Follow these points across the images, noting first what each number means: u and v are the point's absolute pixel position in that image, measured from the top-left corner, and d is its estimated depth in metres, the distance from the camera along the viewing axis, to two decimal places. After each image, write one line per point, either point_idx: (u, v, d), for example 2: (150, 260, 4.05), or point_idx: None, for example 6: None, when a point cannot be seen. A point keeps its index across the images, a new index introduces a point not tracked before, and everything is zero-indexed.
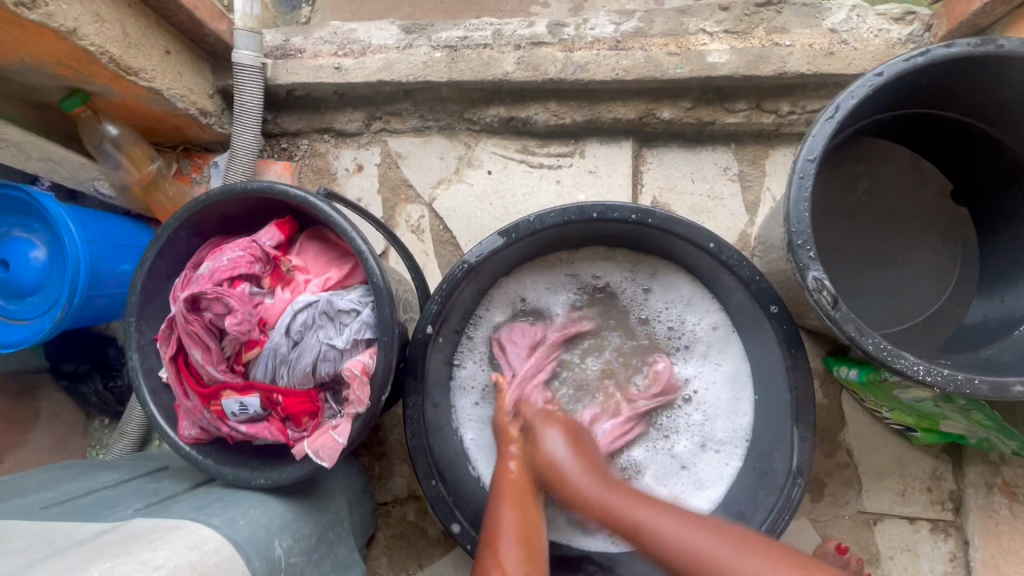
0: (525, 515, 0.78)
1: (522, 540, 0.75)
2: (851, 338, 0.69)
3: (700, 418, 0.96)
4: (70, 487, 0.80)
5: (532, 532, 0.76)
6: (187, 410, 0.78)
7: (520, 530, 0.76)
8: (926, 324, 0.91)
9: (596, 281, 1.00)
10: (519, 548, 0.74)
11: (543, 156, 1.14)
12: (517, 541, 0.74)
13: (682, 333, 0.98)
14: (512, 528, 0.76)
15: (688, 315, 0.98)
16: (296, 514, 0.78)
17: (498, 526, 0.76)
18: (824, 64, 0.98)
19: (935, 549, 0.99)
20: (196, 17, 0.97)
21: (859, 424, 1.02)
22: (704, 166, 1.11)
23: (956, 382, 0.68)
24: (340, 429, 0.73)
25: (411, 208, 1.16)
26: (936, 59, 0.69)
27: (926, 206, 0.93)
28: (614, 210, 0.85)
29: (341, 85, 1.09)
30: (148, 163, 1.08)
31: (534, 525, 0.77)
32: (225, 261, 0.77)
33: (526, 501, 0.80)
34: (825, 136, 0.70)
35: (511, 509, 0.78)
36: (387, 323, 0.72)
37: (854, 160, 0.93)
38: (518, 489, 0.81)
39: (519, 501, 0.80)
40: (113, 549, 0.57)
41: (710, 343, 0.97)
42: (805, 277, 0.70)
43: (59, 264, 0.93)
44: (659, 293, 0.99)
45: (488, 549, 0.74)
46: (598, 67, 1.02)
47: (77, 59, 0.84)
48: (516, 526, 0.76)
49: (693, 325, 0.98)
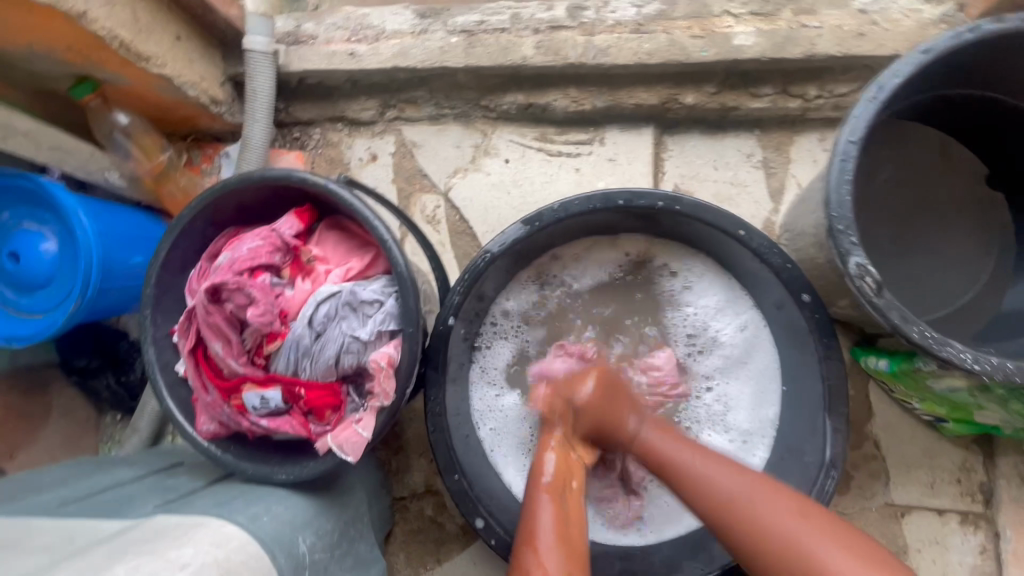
0: (565, 508, 0.74)
1: (562, 538, 0.71)
2: (895, 326, 0.66)
3: (722, 412, 0.93)
4: (87, 484, 0.78)
5: (572, 529, 0.72)
6: (206, 404, 0.76)
7: (563, 530, 0.71)
8: (962, 313, 0.89)
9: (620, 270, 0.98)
10: (559, 549, 0.69)
11: (562, 143, 1.11)
12: (557, 538, 0.70)
13: (705, 329, 0.95)
14: (554, 527, 0.71)
15: (711, 311, 0.95)
16: (319, 510, 0.76)
17: (537, 524, 0.71)
18: (854, 46, 0.95)
19: (965, 542, 0.97)
20: (207, 1, 0.94)
21: (887, 415, 1.00)
22: (727, 152, 1.08)
23: (1004, 371, 0.65)
24: (364, 423, 0.71)
25: (427, 199, 1.14)
26: (983, 35, 0.66)
27: (961, 191, 0.91)
28: (641, 197, 0.83)
29: (355, 72, 1.06)
30: (158, 152, 1.06)
31: (575, 522, 0.74)
32: (244, 251, 0.75)
33: (565, 496, 0.75)
34: (867, 116, 0.67)
35: (551, 507, 0.73)
36: (413, 313, 0.70)
37: (888, 144, 0.90)
38: (555, 484, 0.76)
39: (558, 496, 0.75)
40: (137, 547, 0.55)
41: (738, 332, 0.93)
42: (846, 264, 0.68)
43: (71, 255, 0.90)
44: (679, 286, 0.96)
45: (526, 546, 0.70)
46: (620, 51, 1.00)
47: (88, 43, 0.81)
48: (557, 526, 0.71)
49: (716, 320, 0.94)
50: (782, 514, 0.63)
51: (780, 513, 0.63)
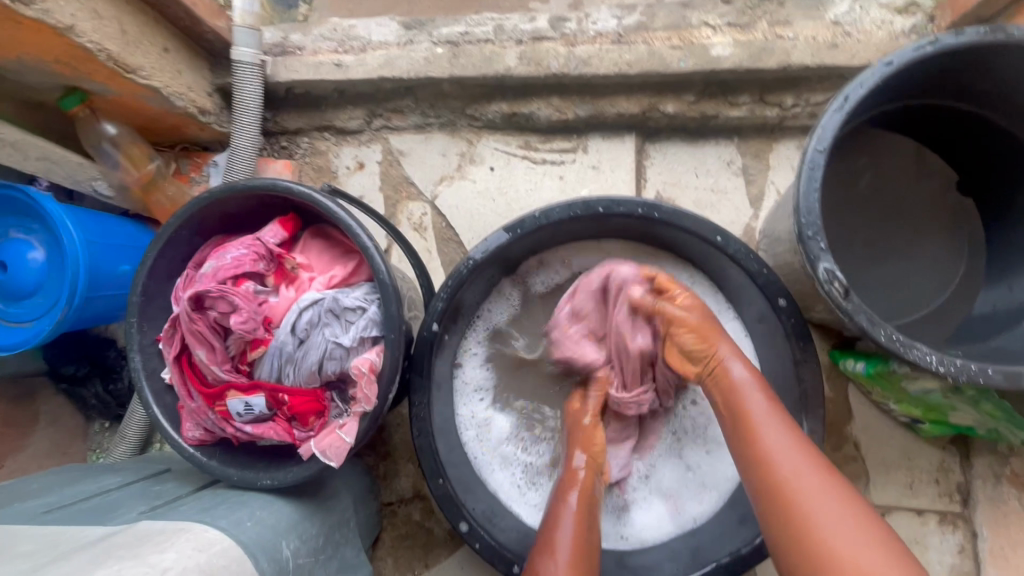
0: (584, 528, 0.77)
1: (577, 548, 0.74)
2: (863, 329, 0.68)
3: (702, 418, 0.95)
4: (73, 491, 0.79)
5: (590, 544, 0.76)
6: (191, 410, 0.77)
7: (580, 540, 0.75)
8: (934, 316, 0.91)
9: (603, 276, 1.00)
10: (576, 569, 0.71)
11: (546, 151, 1.13)
12: (575, 547, 0.74)
13: None
14: (571, 539, 0.75)
15: None
16: (303, 515, 0.77)
17: (556, 538, 0.75)
18: (828, 57, 0.97)
19: (943, 542, 0.99)
20: (194, 14, 0.96)
21: (866, 417, 1.02)
22: (708, 160, 1.10)
23: (968, 372, 0.67)
24: (347, 428, 0.72)
25: (413, 206, 1.16)
26: (943, 48, 0.69)
27: (932, 197, 0.93)
28: (620, 204, 0.84)
29: (341, 82, 1.08)
30: (147, 162, 1.06)
31: (592, 541, 0.76)
32: (229, 260, 0.76)
33: (589, 519, 0.78)
34: (834, 126, 0.69)
35: (573, 523, 0.77)
36: (394, 319, 0.72)
37: (861, 152, 0.92)
38: (580, 504, 0.80)
39: (581, 520, 0.77)
40: (119, 552, 0.56)
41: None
42: (815, 269, 0.70)
43: (58, 264, 0.91)
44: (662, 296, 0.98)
45: (539, 555, 0.74)
46: (601, 61, 1.02)
47: (76, 56, 0.83)
48: (578, 547, 0.74)
49: None
50: (828, 500, 0.62)
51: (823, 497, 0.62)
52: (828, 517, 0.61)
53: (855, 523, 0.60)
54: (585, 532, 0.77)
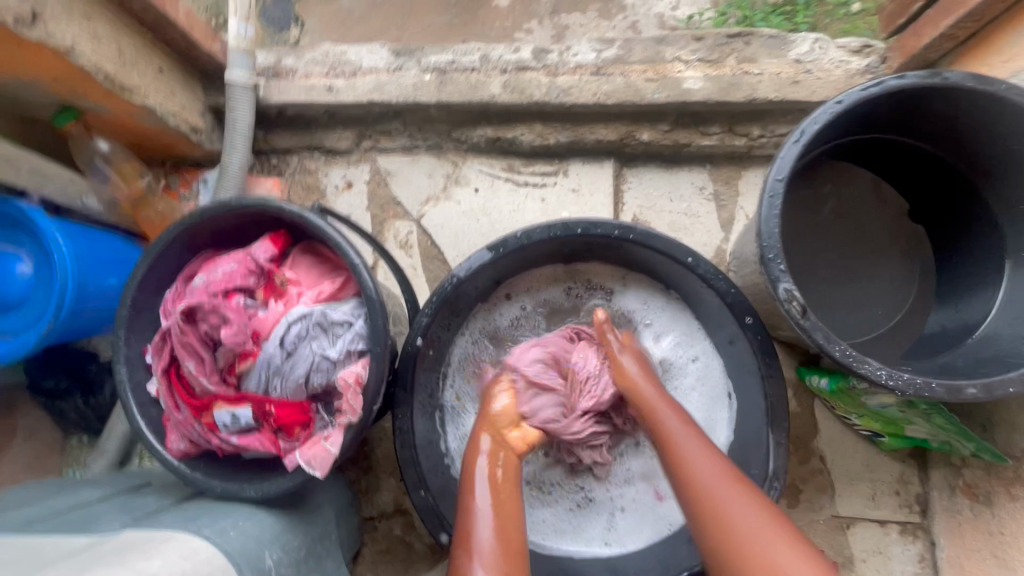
0: (501, 508, 0.76)
1: (501, 540, 0.72)
2: (820, 346, 0.73)
3: None
4: (52, 504, 0.79)
5: (512, 527, 0.74)
6: (177, 422, 0.79)
7: (501, 528, 0.73)
8: (889, 335, 0.97)
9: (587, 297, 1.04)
10: (497, 554, 0.70)
11: (529, 174, 1.18)
12: (501, 553, 0.70)
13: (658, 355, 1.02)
14: (488, 523, 0.73)
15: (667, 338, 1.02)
16: (285, 526, 0.78)
17: (475, 527, 0.73)
18: (790, 92, 1.05)
19: (904, 551, 1.03)
20: (190, 38, 0.99)
21: (831, 431, 1.07)
22: (682, 186, 1.17)
23: (915, 386, 0.72)
24: (332, 439, 0.74)
25: (400, 225, 1.19)
26: (889, 89, 0.75)
27: (887, 223, 1.00)
28: (598, 226, 0.89)
29: (332, 105, 1.12)
30: (137, 177, 1.09)
31: (515, 528, 0.74)
32: (220, 274, 0.79)
33: (505, 497, 0.77)
34: (791, 158, 0.75)
35: (484, 502, 0.76)
36: (380, 334, 0.74)
37: (821, 181, 0.99)
38: (505, 481, 0.80)
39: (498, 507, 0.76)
40: (105, 559, 0.57)
41: (694, 363, 1.00)
42: (776, 289, 0.75)
43: (45, 276, 0.92)
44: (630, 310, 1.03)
45: (461, 548, 0.72)
46: (580, 91, 1.08)
47: (74, 76, 0.85)
48: (498, 530, 0.73)
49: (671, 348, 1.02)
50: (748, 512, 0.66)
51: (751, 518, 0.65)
52: (761, 535, 0.63)
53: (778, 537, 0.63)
54: (509, 518, 0.75)
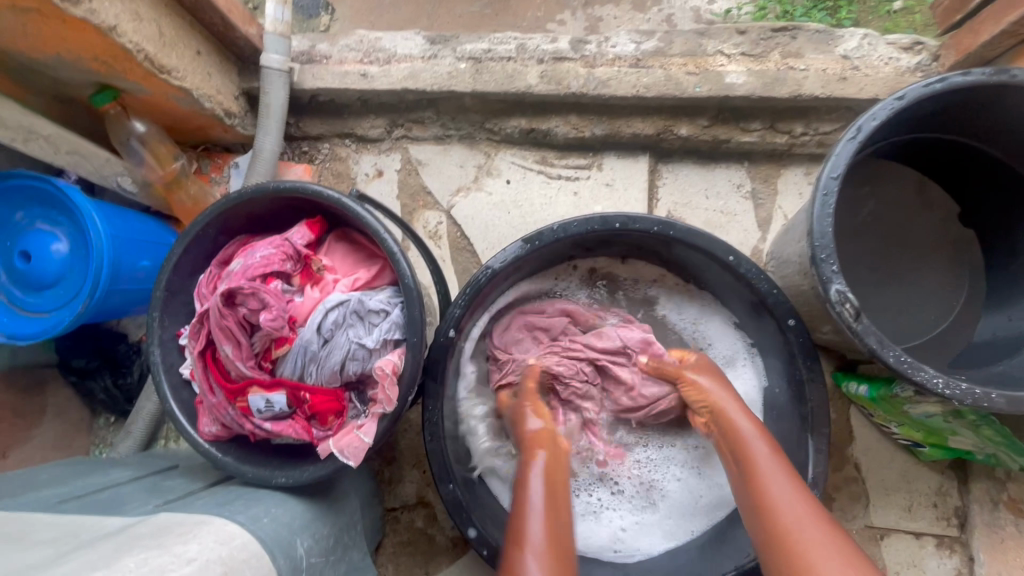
0: (553, 517, 0.74)
1: (550, 539, 0.70)
2: (872, 350, 0.71)
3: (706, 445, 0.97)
4: (85, 483, 0.79)
5: (562, 529, 0.73)
6: (210, 406, 0.78)
7: (552, 530, 0.72)
8: (935, 342, 0.94)
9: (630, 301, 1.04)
10: (547, 551, 0.68)
11: (562, 167, 1.16)
12: (547, 544, 0.69)
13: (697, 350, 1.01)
14: (542, 523, 0.72)
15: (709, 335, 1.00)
16: (315, 515, 0.77)
17: (526, 529, 0.71)
18: (837, 89, 1.01)
19: (940, 565, 1.00)
20: (228, 20, 0.98)
21: (867, 439, 1.04)
22: (718, 183, 1.14)
23: (973, 396, 0.70)
24: (366, 428, 0.73)
25: (429, 215, 1.18)
26: (953, 86, 0.72)
27: (935, 226, 0.97)
28: (637, 221, 0.87)
29: (366, 92, 1.11)
30: (172, 160, 1.08)
31: (564, 528, 0.73)
32: (258, 259, 0.78)
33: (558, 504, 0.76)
34: (847, 156, 0.73)
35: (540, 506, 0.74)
36: (417, 323, 0.73)
37: (866, 180, 0.96)
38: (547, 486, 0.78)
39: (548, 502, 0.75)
40: (143, 541, 0.57)
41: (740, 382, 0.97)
42: (827, 290, 0.72)
43: (81, 255, 0.93)
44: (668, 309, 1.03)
45: (515, 549, 0.69)
46: (619, 83, 1.05)
47: (114, 55, 0.85)
48: (547, 524, 0.72)
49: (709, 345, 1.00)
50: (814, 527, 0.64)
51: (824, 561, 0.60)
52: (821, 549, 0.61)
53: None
54: (556, 514, 0.75)
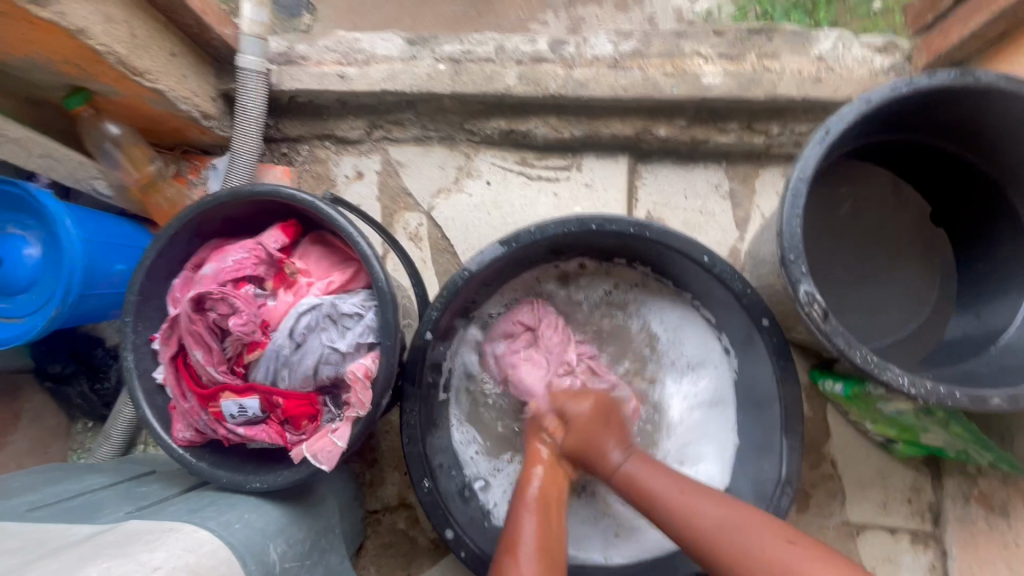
0: (546, 525, 0.76)
1: (541, 546, 0.73)
2: (840, 351, 0.71)
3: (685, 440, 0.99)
4: (58, 490, 0.78)
5: (554, 541, 0.75)
6: (183, 411, 0.77)
7: (542, 539, 0.74)
8: (907, 341, 0.95)
9: (594, 298, 1.04)
10: (538, 559, 0.72)
11: (541, 168, 1.17)
12: (538, 550, 0.72)
13: (667, 349, 1.02)
14: (533, 535, 0.74)
15: (682, 332, 1.01)
16: (291, 519, 0.77)
17: (518, 537, 0.74)
18: (812, 90, 1.02)
19: (914, 560, 1.02)
20: (203, 21, 0.97)
21: (843, 436, 1.05)
22: (697, 183, 1.15)
23: (938, 395, 0.71)
24: (340, 432, 0.73)
25: (410, 216, 1.18)
26: (919, 88, 0.73)
27: (907, 226, 0.98)
28: (613, 223, 0.87)
29: (344, 93, 1.10)
30: (147, 163, 1.07)
31: (556, 535, 0.76)
32: (230, 263, 0.78)
33: (548, 511, 0.78)
34: (816, 158, 0.73)
35: (533, 519, 0.76)
36: (391, 327, 0.73)
37: (841, 181, 0.97)
38: (541, 496, 0.79)
39: (542, 512, 0.77)
40: (109, 549, 0.56)
41: (708, 385, 1.00)
42: (796, 291, 0.73)
43: (54, 260, 0.92)
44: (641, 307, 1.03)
45: (507, 556, 0.72)
46: (597, 85, 1.05)
47: (85, 58, 0.84)
48: (540, 538, 0.74)
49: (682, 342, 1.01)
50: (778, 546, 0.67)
51: (769, 542, 0.67)
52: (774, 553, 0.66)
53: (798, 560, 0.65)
54: (547, 524, 0.76)
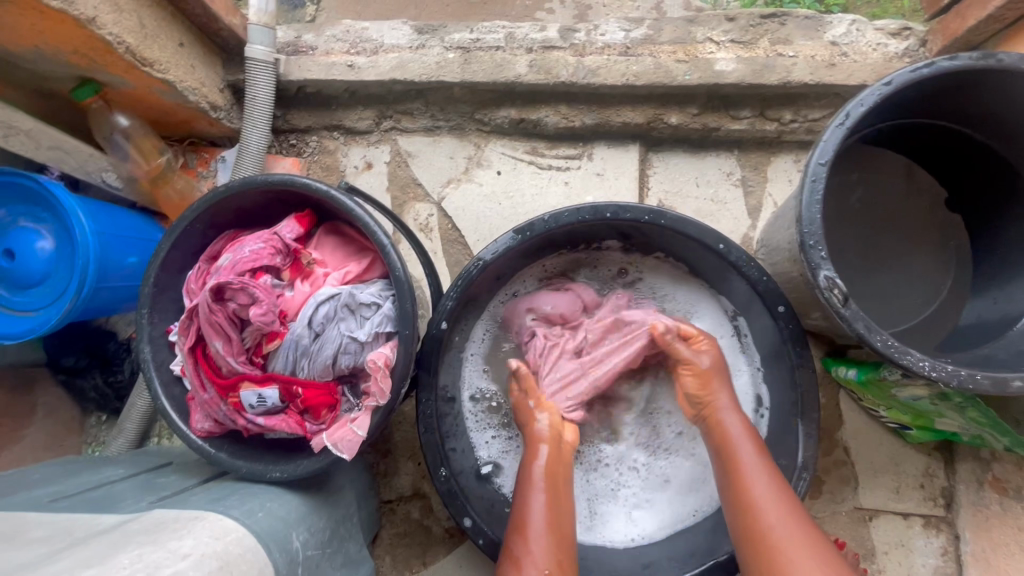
0: (557, 507, 0.77)
1: (551, 526, 0.75)
2: (860, 335, 0.71)
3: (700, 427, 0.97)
4: (78, 482, 0.79)
5: (564, 521, 0.77)
6: (202, 402, 0.78)
7: (553, 519, 0.76)
8: (922, 327, 0.95)
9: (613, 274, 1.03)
10: (548, 537, 0.73)
11: (552, 157, 1.16)
12: (548, 529, 0.74)
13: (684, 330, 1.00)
14: (543, 514, 0.75)
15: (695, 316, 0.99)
16: (311, 508, 0.78)
17: (528, 517, 0.75)
18: (826, 75, 1.01)
19: (927, 544, 1.02)
20: (212, 11, 0.96)
21: (855, 423, 1.05)
22: (709, 171, 1.14)
23: (958, 378, 0.71)
24: (359, 421, 0.73)
25: (420, 207, 1.17)
26: (939, 71, 0.73)
27: (921, 213, 0.98)
28: (628, 210, 0.87)
29: (353, 83, 1.09)
30: (157, 155, 1.08)
31: (565, 515, 0.77)
32: (246, 253, 0.77)
33: (557, 489, 0.79)
34: (835, 142, 0.73)
35: (541, 496, 0.77)
36: (410, 316, 0.73)
37: (855, 167, 0.97)
38: (546, 475, 0.80)
39: (550, 491, 0.78)
40: (137, 537, 0.57)
41: (721, 359, 0.98)
42: (816, 277, 0.73)
43: (67, 253, 0.91)
44: (650, 284, 1.02)
45: (516, 535, 0.74)
46: (609, 72, 1.05)
47: (95, 48, 0.83)
48: (550, 516, 0.76)
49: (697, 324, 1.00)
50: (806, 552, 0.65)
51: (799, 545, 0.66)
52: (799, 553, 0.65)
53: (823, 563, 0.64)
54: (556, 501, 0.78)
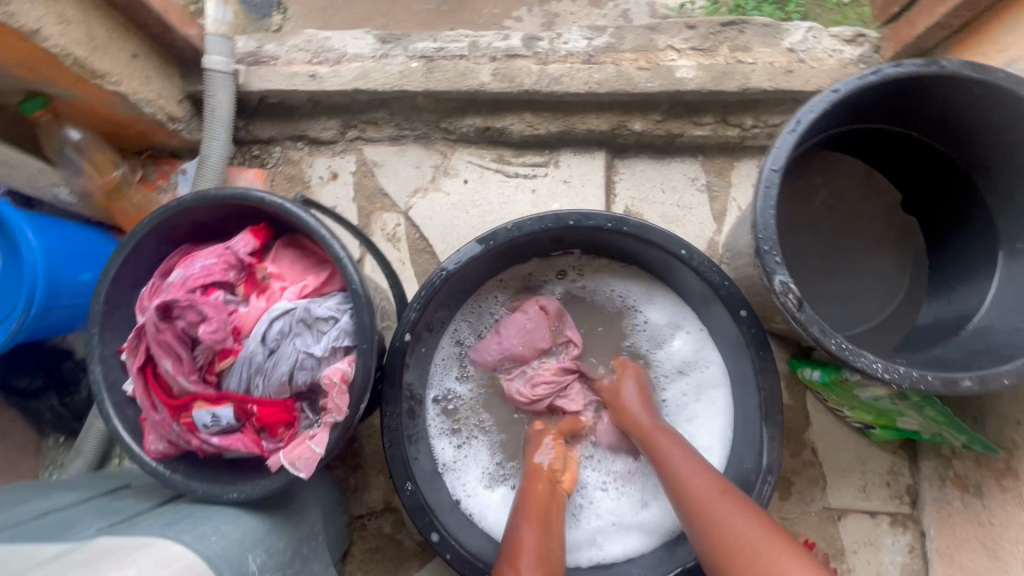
0: (548, 541, 0.78)
1: (540, 556, 0.75)
2: (815, 338, 0.72)
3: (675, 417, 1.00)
4: (25, 509, 0.76)
5: (553, 550, 0.77)
6: (154, 423, 0.75)
7: (541, 547, 0.76)
8: (881, 327, 0.96)
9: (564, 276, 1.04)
10: (537, 569, 0.73)
11: (519, 165, 1.16)
12: (537, 559, 0.74)
13: (643, 324, 1.03)
14: (534, 547, 0.76)
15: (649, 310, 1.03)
16: (270, 529, 0.76)
17: (519, 545, 0.76)
18: (784, 82, 1.03)
19: (895, 542, 1.04)
20: (166, 22, 0.95)
21: (822, 423, 1.07)
22: (673, 177, 1.15)
23: (911, 379, 0.72)
24: (317, 438, 0.72)
25: (387, 217, 1.16)
26: (886, 78, 0.74)
27: (877, 216, 1.00)
28: (590, 218, 0.87)
29: (315, 93, 1.08)
30: (111, 169, 1.05)
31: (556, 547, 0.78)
32: (198, 269, 0.76)
33: (548, 525, 0.80)
34: (787, 148, 0.74)
35: (533, 530, 0.78)
36: (367, 329, 0.72)
37: (816, 171, 0.98)
38: (537, 510, 0.81)
39: (539, 523, 0.79)
40: (76, 569, 0.54)
41: (682, 352, 1.01)
42: (771, 282, 0.74)
43: (14, 270, 0.88)
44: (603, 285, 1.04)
45: (505, 564, 0.75)
46: (572, 80, 1.05)
47: (40, 60, 0.81)
48: (538, 544, 0.76)
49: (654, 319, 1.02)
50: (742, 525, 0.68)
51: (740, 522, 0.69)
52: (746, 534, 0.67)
53: (771, 537, 0.65)
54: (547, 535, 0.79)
